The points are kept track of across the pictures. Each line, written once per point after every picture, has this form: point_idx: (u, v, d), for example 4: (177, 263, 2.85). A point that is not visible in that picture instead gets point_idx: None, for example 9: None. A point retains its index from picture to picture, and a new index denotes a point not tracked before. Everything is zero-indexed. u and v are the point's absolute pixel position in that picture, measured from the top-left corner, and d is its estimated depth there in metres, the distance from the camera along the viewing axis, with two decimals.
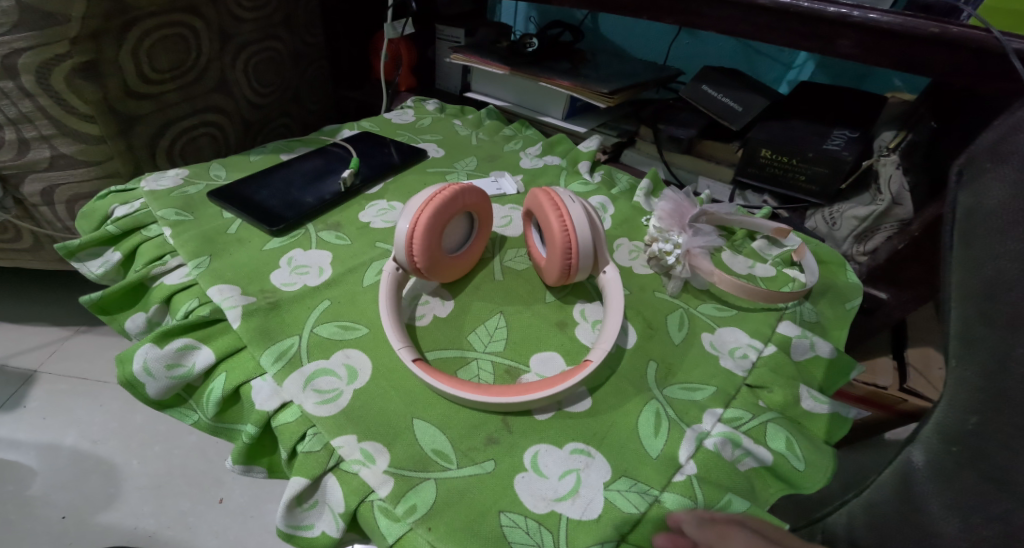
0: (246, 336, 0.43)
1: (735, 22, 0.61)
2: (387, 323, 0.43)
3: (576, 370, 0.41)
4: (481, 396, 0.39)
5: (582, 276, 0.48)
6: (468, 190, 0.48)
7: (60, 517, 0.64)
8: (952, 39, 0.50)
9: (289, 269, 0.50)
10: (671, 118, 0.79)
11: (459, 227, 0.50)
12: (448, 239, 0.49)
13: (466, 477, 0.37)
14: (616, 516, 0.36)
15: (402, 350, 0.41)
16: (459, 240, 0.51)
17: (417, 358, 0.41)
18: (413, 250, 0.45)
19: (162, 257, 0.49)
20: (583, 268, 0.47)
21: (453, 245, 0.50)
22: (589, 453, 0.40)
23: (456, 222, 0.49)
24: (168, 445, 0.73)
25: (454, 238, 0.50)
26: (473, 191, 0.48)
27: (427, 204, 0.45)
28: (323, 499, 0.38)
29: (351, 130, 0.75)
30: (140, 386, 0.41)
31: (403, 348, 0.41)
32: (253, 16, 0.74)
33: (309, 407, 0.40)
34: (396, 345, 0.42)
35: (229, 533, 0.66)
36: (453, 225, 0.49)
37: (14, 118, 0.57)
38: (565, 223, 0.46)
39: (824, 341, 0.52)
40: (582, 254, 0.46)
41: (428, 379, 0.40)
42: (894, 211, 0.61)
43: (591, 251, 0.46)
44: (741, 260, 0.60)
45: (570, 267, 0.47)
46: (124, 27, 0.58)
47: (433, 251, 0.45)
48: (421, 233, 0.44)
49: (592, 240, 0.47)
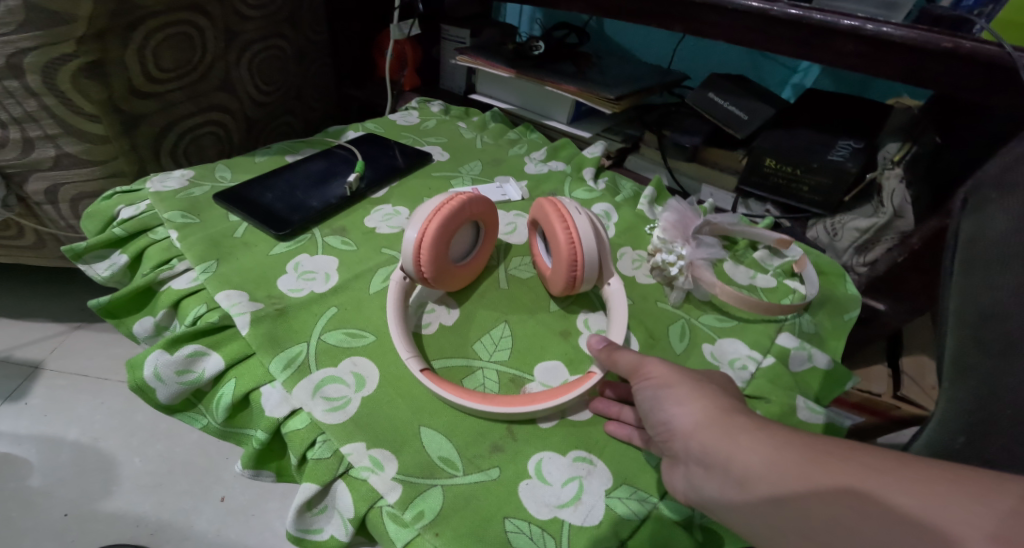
0: (254, 343, 0.43)
1: (745, 32, 0.62)
2: (395, 333, 0.43)
3: (580, 381, 0.41)
4: (481, 404, 0.40)
5: (586, 287, 0.49)
6: (475, 199, 0.48)
7: (62, 515, 0.65)
8: (964, 54, 0.50)
9: (295, 275, 0.50)
10: (676, 123, 0.80)
11: (465, 236, 0.50)
12: (455, 247, 0.50)
13: (471, 484, 0.38)
14: (616, 522, 0.37)
15: (409, 360, 0.42)
16: (465, 248, 0.51)
17: (424, 369, 0.42)
18: (421, 259, 0.45)
19: (169, 260, 0.50)
20: (587, 278, 0.47)
21: (458, 253, 0.51)
22: (591, 461, 0.41)
23: (463, 231, 0.50)
24: (170, 443, 0.73)
25: (460, 247, 0.51)
26: (480, 200, 0.49)
27: (435, 213, 0.45)
28: (332, 504, 0.38)
29: (356, 131, 0.75)
30: (150, 391, 0.42)
31: (411, 358, 0.42)
32: (259, 15, 0.74)
33: (318, 415, 0.40)
34: (403, 355, 0.42)
35: (229, 532, 0.66)
36: (459, 234, 0.49)
37: (18, 117, 0.57)
38: (571, 236, 0.46)
39: (821, 352, 0.53)
40: (587, 266, 0.47)
41: (441, 390, 0.40)
42: (895, 224, 0.62)
43: (595, 263, 0.47)
44: (742, 270, 0.61)
45: (575, 277, 0.47)
46: (130, 27, 0.58)
47: (440, 260, 0.45)
48: (429, 243, 0.44)
49: (598, 252, 0.47)
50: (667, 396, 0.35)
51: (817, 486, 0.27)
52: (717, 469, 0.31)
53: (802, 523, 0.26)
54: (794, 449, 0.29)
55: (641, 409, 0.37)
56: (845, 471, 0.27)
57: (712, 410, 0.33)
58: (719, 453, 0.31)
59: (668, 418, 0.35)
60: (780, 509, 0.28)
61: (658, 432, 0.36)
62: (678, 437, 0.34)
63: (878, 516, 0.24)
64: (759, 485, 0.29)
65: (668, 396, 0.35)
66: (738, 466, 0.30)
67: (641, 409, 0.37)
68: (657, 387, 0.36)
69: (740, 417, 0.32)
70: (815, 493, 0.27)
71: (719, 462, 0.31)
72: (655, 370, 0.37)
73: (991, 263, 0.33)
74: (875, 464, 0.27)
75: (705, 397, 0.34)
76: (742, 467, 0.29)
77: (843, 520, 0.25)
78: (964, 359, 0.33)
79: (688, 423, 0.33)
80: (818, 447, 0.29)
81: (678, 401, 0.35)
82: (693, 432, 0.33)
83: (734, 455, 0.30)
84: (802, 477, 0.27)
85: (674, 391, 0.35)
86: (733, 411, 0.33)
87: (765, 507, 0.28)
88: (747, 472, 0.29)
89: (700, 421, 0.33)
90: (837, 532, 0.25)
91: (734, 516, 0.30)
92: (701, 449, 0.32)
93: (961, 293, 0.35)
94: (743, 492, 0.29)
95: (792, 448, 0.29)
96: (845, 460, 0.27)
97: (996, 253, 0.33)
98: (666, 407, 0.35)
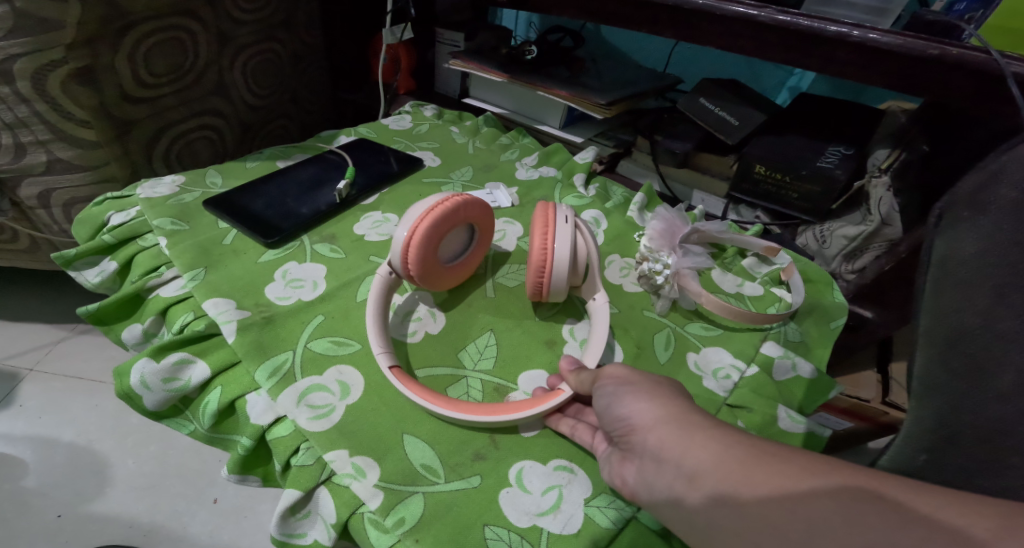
0: (241, 351, 0.44)
1: (735, 39, 0.62)
2: (371, 329, 0.44)
3: (548, 397, 0.41)
4: (453, 412, 0.40)
5: (556, 297, 0.49)
6: (471, 202, 0.48)
7: (56, 516, 0.65)
8: (951, 60, 0.51)
9: (283, 282, 0.51)
10: (669, 129, 0.80)
11: (459, 238, 0.50)
12: (447, 247, 0.50)
13: (454, 491, 0.39)
14: (595, 531, 0.38)
15: (380, 355, 0.43)
16: (458, 250, 0.52)
17: (394, 366, 0.42)
18: (409, 257, 0.45)
19: (158, 268, 0.50)
20: (554, 287, 0.48)
21: (452, 255, 0.51)
22: (572, 470, 0.41)
23: (456, 232, 0.49)
24: (164, 445, 0.74)
25: (453, 248, 0.51)
26: (476, 203, 0.49)
27: (427, 213, 0.46)
28: (316, 510, 0.39)
29: (348, 136, 0.75)
30: (137, 398, 0.42)
31: (382, 354, 0.43)
32: (252, 18, 0.74)
33: (302, 422, 0.41)
34: (375, 350, 0.43)
35: (222, 534, 0.67)
36: (452, 235, 0.49)
37: (10, 123, 0.57)
38: (545, 242, 0.47)
39: (805, 361, 0.53)
40: (553, 277, 0.47)
41: (412, 394, 0.40)
42: (884, 232, 0.63)
43: (565, 276, 0.47)
44: (730, 278, 0.62)
45: (542, 284, 0.48)
46: (121, 32, 0.58)
47: (427, 260, 0.46)
48: (417, 242, 0.45)
49: (572, 264, 0.47)
50: (627, 393, 0.36)
51: (756, 481, 0.28)
52: (669, 464, 0.31)
53: (740, 519, 0.28)
54: (742, 448, 0.30)
55: (598, 405, 0.37)
56: (781, 471, 0.28)
57: (670, 406, 0.34)
58: (674, 448, 0.31)
59: (626, 412, 0.35)
60: (722, 506, 0.29)
61: (614, 427, 0.36)
62: (636, 431, 0.34)
63: (801, 516, 0.27)
64: (706, 481, 0.29)
65: (628, 392, 0.36)
66: (690, 462, 0.30)
67: (598, 405, 0.38)
68: (619, 383, 0.37)
69: (696, 416, 0.33)
70: (755, 490, 0.28)
71: (672, 457, 0.31)
72: (615, 372, 0.38)
73: (967, 282, 0.33)
74: (809, 466, 0.29)
75: (664, 395, 0.35)
76: (694, 464, 0.30)
77: (775, 515, 0.27)
78: (934, 376, 0.33)
79: (648, 418, 0.34)
80: (763, 448, 0.30)
81: (638, 397, 0.35)
82: (652, 427, 0.33)
83: (687, 452, 0.31)
84: (745, 475, 0.29)
85: (635, 388, 0.36)
86: (691, 410, 0.34)
87: (709, 503, 0.29)
88: (697, 468, 0.30)
89: (660, 416, 0.33)
90: (766, 527, 0.27)
91: (676, 510, 0.31)
92: (658, 443, 0.32)
93: (932, 308, 0.35)
94: (690, 487, 0.30)
95: (738, 446, 0.30)
96: (783, 461, 0.29)
97: (972, 272, 0.33)
98: (626, 401, 0.35)
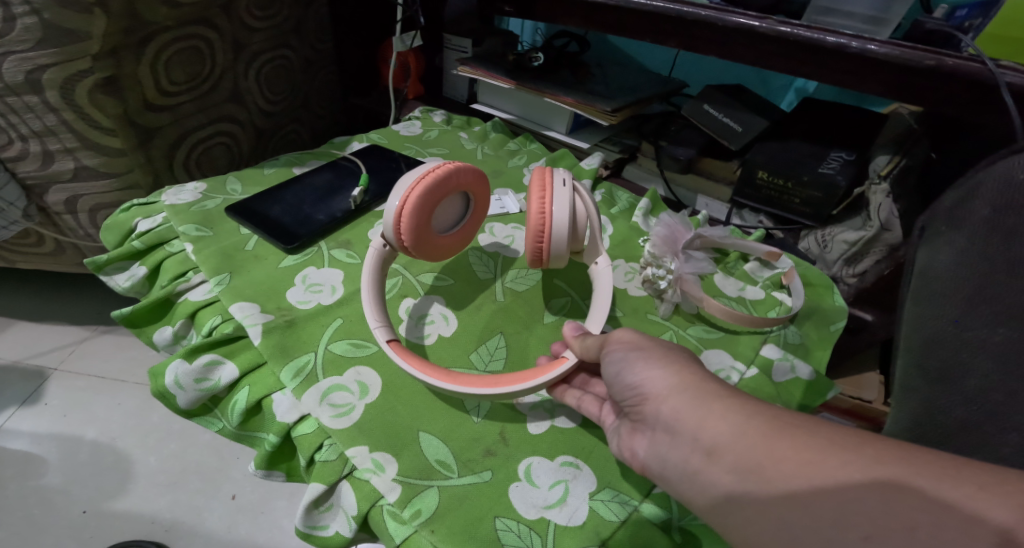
0: (266, 353, 0.47)
1: (736, 47, 0.64)
2: (367, 304, 0.47)
3: (552, 366, 0.44)
4: (456, 386, 0.42)
5: (556, 262, 0.51)
6: (461, 169, 0.50)
7: (81, 511, 0.68)
8: (947, 71, 0.52)
9: (303, 287, 0.53)
10: (673, 135, 0.82)
11: (452, 207, 0.53)
12: (441, 217, 0.52)
13: (466, 485, 0.41)
14: (599, 523, 0.40)
15: (377, 329, 0.45)
16: (451, 221, 0.54)
17: (391, 339, 0.45)
18: (402, 225, 0.47)
19: (185, 273, 0.53)
20: (553, 251, 0.49)
21: (445, 224, 0.53)
22: (577, 466, 0.43)
23: (449, 200, 0.52)
24: (184, 443, 0.77)
25: (447, 216, 0.53)
26: (467, 171, 0.51)
27: (418, 182, 0.47)
28: (338, 503, 0.41)
29: (360, 142, 0.77)
30: (170, 397, 0.45)
31: (378, 328, 0.45)
32: (265, 26, 0.76)
33: (325, 420, 0.43)
34: (372, 324, 0.45)
35: (240, 529, 0.70)
36: (445, 203, 0.51)
37: (39, 131, 0.60)
38: (543, 207, 0.48)
39: (803, 363, 0.55)
40: (552, 241, 0.49)
41: (406, 365, 0.43)
42: (883, 237, 0.65)
43: (564, 240, 0.49)
44: (731, 282, 0.64)
45: (541, 249, 0.49)
46: (143, 42, 0.61)
47: (421, 228, 0.48)
48: (410, 210, 0.47)
49: (571, 228, 0.49)
50: (637, 359, 0.37)
51: (782, 458, 0.29)
52: (685, 436, 0.32)
53: (764, 494, 0.29)
54: (761, 420, 0.31)
55: (607, 373, 0.39)
56: (808, 446, 0.29)
57: (684, 375, 0.35)
58: (690, 420, 0.32)
59: (638, 381, 0.36)
60: (745, 479, 0.29)
61: (625, 396, 0.37)
62: (649, 401, 0.35)
63: (832, 498, 0.27)
64: (726, 455, 0.30)
65: (638, 358, 0.37)
66: (707, 436, 0.31)
67: (607, 373, 0.39)
68: (628, 350, 0.38)
69: (712, 385, 0.34)
70: (778, 468, 0.29)
71: (688, 429, 0.32)
72: (623, 338, 0.39)
73: (955, 290, 0.35)
74: (834, 438, 0.29)
75: (676, 363, 0.36)
76: (712, 438, 0.31)
77: (802, 494, 0.27)
78: (914, 379, 0.35)
79: (662, 388, 0.35)
80: (783, 418, 0.31)
81: (649, 364, 0.36)
82: (667, 396, 0.34)
83: (705, 425, 0.32)
84: (766, 449, 0.29)
85: (645, 354, 0.37)
86: (706, 379, 0.35)
87: (729, 477, 0.30)
88: (716, 441, 0.31)
89: (675, 385, 0.34)
90: (791, 501, 0.28)
91: (691, 481, 0.32)
92: (673, 414, 0.33)
93: (917, 313, 0.37)
94: (708, 462, 0.31)
95: (757, 417, 0.31)
96: (809, 434, 0.30)
97: (959, 281, 0.35)
98: (637, 369, 0.36)
